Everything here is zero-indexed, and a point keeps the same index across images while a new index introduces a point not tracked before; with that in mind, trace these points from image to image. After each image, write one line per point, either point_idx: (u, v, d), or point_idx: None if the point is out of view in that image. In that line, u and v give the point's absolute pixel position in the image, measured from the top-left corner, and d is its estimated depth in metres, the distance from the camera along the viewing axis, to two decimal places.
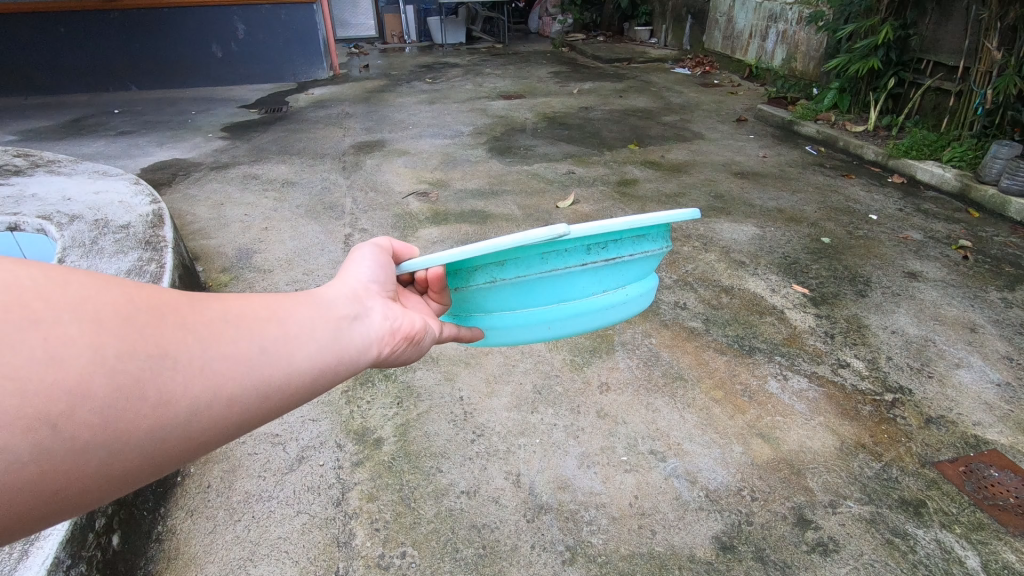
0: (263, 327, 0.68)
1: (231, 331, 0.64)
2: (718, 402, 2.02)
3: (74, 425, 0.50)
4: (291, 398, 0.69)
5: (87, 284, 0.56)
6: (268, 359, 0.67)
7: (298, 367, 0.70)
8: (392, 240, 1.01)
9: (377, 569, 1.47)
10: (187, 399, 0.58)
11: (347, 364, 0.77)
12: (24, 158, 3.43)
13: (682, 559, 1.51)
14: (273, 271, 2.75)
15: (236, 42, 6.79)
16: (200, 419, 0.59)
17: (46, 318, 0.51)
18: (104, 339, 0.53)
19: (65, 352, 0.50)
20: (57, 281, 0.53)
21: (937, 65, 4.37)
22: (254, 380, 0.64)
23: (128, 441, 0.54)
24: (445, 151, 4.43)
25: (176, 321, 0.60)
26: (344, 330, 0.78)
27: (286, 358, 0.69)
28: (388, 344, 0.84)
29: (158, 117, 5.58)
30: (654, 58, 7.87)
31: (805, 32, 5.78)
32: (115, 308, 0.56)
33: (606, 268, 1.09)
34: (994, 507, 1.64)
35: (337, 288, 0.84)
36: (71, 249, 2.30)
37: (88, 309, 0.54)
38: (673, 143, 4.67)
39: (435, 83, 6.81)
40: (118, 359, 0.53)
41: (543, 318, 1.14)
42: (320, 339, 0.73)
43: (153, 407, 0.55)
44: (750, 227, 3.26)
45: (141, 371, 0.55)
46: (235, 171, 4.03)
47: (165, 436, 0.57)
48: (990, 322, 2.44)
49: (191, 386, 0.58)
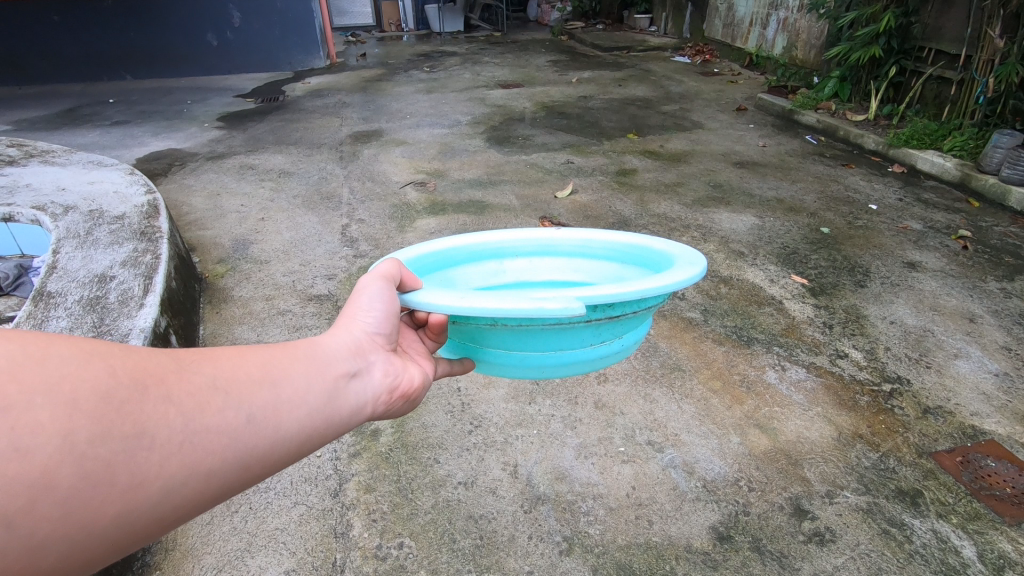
0: (250, 393, 0.69)
1: (216, 401, 0.66)
2: (717, 393, 2.02)
3: (32, 520, 0.49)
4: (269, 467, 0.70)
5: (69, 358, 0.56)
6: (253, 428, 0.68)
7: (282, 436, 0.71)
8: (398, 270, 1.01)
9: (375, 559, 1.47)
10: (162, 478, 0.58)
11: (336, 425, 0.79)
12: (18, 148, 3.39)
13: (679, 549, 1.51)
14: (269, 263, 2.73)
15: (231, 30, 6.72)
16: (175, 498, 0.60)
17: (17, 403, 0.50)
18: (78, 422, 0.53)
19: (32, 441, 0.50)
20: (37, 355, 0.54)
21: (939, 53, 4.32)
22: (236, 451, 0.66)
23: (95, 527, 0.54)
24: (444, 141, 4.40)
25: (158, 393, 0.61)
26: (335, 389, 0.80)
27: (273, 425, 0.70)
28: (385, 401, 0.87)
29: (153, 106, 5.53)
30: (653, 46, 7.80)
31: (805, 20, 5.73)
32: (95, 384, 0.56)
33: (607, 324, 1.09)
34: (989, 496, 1.65)
35: (337, 339, 0.85)
36: (65, 239, 2.29)
37: (63, 389, 0.54)
38: (672, 132, 4.64)
39: (433, 71, 6.77)
40: (89, 443, 0.53)
41: (540, 363, 1.13)
42: (308, 403, 0.75)
43: (123, 491, 0.56)
44: (749, 217, 3.24)
45: (113, 456, 0.55)
46: (231, 161, 4.00)
47: (135, 520, 0.58)
48: (989, 312, 2.44)
49: (167, 464, 0.59)
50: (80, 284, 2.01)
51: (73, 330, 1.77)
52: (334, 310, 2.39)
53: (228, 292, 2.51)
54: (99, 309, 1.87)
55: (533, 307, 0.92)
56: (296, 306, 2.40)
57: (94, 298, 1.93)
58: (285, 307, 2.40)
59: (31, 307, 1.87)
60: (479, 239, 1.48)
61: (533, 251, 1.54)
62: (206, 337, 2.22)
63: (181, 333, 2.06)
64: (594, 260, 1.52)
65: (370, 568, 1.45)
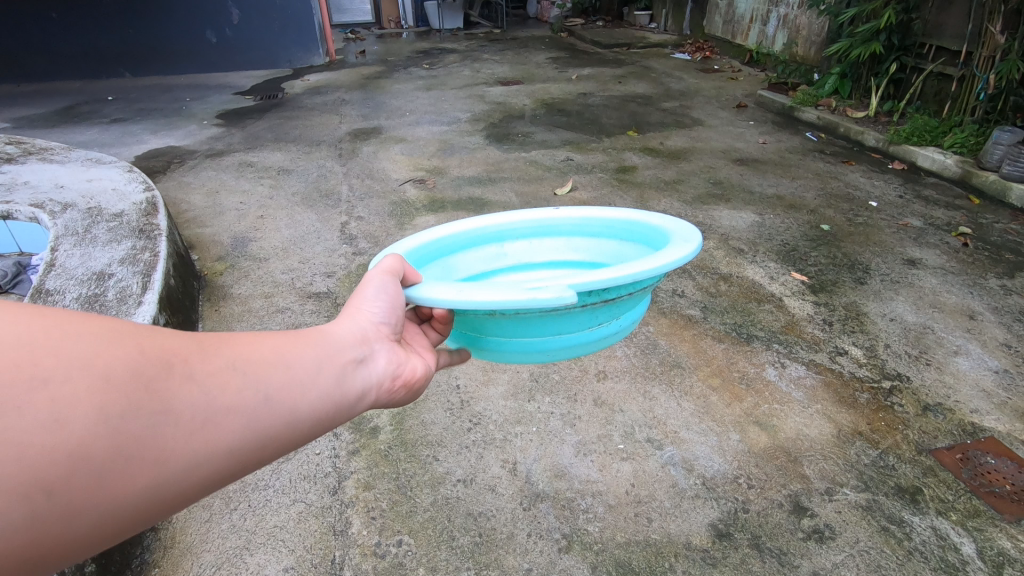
0: (266, 375, 0.69)
1: (238, 381, 0.66)
2: (716, 390, 2.02)
3: (63, 491, 0.51)
4: (287, 446, 0.71)
5: (97, 334, 0.57)
6: (273, 408, 0.69)
7: (301, 416, 0.72)
8: (402, 264, 1.00)
9: (374, 557, 1.47)
10: (185, 455, 0.59)
11: (350, 407, 0.80)
12: (17, 146, 3.39)
13: (678, 547, 1.51)
14: (268, 260, 2.73)
15: (230, 27, 6.71)
16: (198, 473, 0.61)
17: (51, 377, 0.51)
18: (108, 397, 0.54)
19: (66, 414, 0.51)
20: (67, 332, 0.55)
21: (940, 49, 4.31)
22: (256, 431, 0.67)
23: (122, 500, 0.55)
24: (444, 138, 4.39)
25: (183, 371, 0.62)
26: (344, 374, 0.79)
27: (292, 405, 0.71)
28: (396, 386, 0.87)
29: (153, 104, 5.52)
30: (654, 43, 7.78)
31: (806, 16, 5.71)
32: (123, 360, 0.57)
33: (603, 307, 1.09)
34: (989, 493, 1.64)
35: (351, 325, 0.86)
36: (64, 237, 2.28)
37: (94, 364, 0.55)
38: (672, 129, 4.63)
39: (433, 68, 6.76)
40: (118, 418, 0.54)
41: (540, 348, 1.13)
42: (325, 385, 0.76)
43: (149, 467, 0.57)
44: (749, 214, 3.23)
45: (140, 431, 0.56)
46: (230, 159, 4.00)
47: (160, 494, 0.59)
48: (989, 310, 2.43)
49: (190, 441, 0.60)
50: (78, 281, 2.01)
51: None
52: (333, 307, 2.39)
53: (227, 289, 2.51)
54: (98, 306, 1.87)
55: (528, 297, 0.92)
56: (295, 304, 2.40)
57: (93, 295, 1.93)
58: (284, 305, 2.40)
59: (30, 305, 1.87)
60: (479, 223, 1.46)
61: (532, 232, 1.53)
62: None
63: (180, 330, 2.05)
64: (593, 238, 1.52)
65: (369, 566, 1.45)
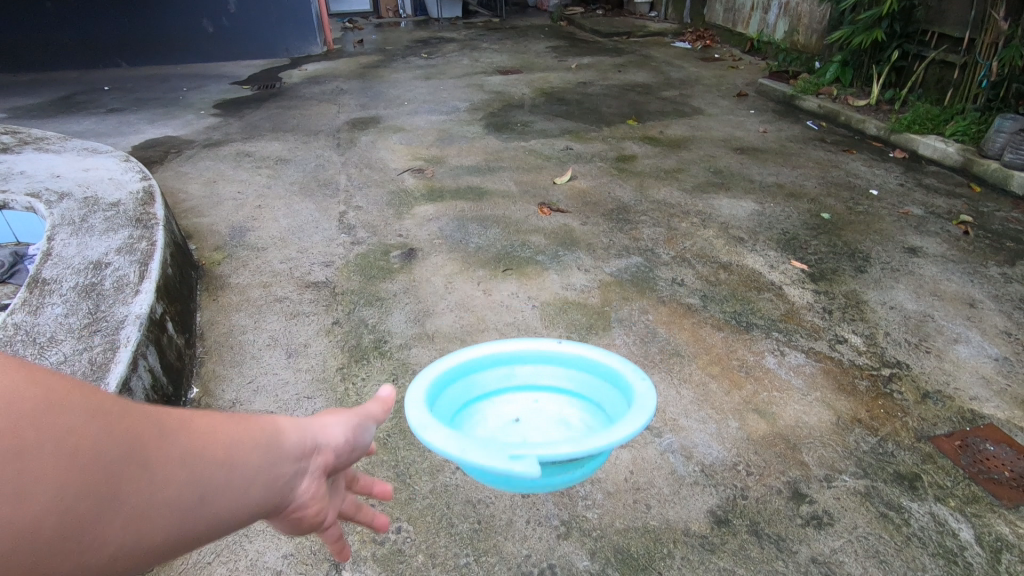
0: (209, 472, 0.68)
1: (193, 469, 0.67)
2: (715, 378, 2.01)
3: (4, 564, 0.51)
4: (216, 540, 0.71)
5: (81, 408, 0.60)
6: (212, 503, 0.69)
7: (234, 514, 0.72)
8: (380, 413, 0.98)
9: (372, 544, 1.47)
10: (122, 543, 0.60)
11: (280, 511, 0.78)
12: (13, 136, 3.36)
13: (676, 533, 1.51)
14: (267, 250, 2.72)
15: (227, 16, 6.65)
16: (130, 560, 0.62)
17: (26, 447, 0.54)
18: (69, 477, 0.56)
19: (27, 491, 0.53)
20: (52, 406, 0.58)
21: (942, 37, 4.26)
22: (191, 525, 0.67)
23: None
24: (442, 127, 4.37)
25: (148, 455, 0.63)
26: (278, 483, 0.77)
27: (230, 502, 0.71)
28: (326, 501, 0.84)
29: (149, 94, 5.48)
30: (654, 31, 7.72)
31: (807, 4, 5.65)
32: (97, 436, 0.59)
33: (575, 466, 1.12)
34: (987, 479, 1.65)
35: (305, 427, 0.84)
36: (60, 226, 2.27)
37: (68, 442, 0.57)
38: (672, 118, 4.60)
39: (432, 58, 6.71)
40: (72, 499, 0.56)
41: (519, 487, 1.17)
42: (265, 486, 0.75)
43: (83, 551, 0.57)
44: (749, 203, 3.22)
45: (88, 512, 0.57)
46: (228, 149, 3.97)
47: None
48: (989, 298, 2.42)
49: (130, 529, 0.61)
50: (75, 270, 2.00)
51: (69, 317, 1.77)
52: (331, 297, 2.38)
53: (225, 279, 2.50)
54: (95, 296, 1.87)
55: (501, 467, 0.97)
56: (294, 293, 2.39)
57: (90, 284, 1.92)
58: (283, 294, 2.39)
59: (27, 294, 1.87)
60: (476, 351, 1.40)
61: (536, 357, 1.44)
62: (203, 324, 2.21)
63: (178, 320, 2.04)
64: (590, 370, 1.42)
65: (368, 553, 1.45)
